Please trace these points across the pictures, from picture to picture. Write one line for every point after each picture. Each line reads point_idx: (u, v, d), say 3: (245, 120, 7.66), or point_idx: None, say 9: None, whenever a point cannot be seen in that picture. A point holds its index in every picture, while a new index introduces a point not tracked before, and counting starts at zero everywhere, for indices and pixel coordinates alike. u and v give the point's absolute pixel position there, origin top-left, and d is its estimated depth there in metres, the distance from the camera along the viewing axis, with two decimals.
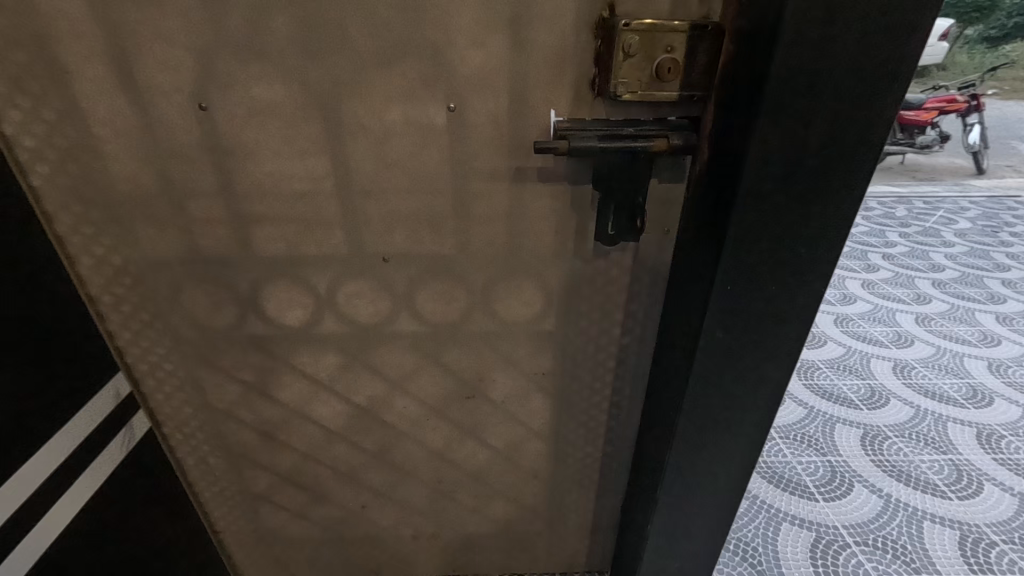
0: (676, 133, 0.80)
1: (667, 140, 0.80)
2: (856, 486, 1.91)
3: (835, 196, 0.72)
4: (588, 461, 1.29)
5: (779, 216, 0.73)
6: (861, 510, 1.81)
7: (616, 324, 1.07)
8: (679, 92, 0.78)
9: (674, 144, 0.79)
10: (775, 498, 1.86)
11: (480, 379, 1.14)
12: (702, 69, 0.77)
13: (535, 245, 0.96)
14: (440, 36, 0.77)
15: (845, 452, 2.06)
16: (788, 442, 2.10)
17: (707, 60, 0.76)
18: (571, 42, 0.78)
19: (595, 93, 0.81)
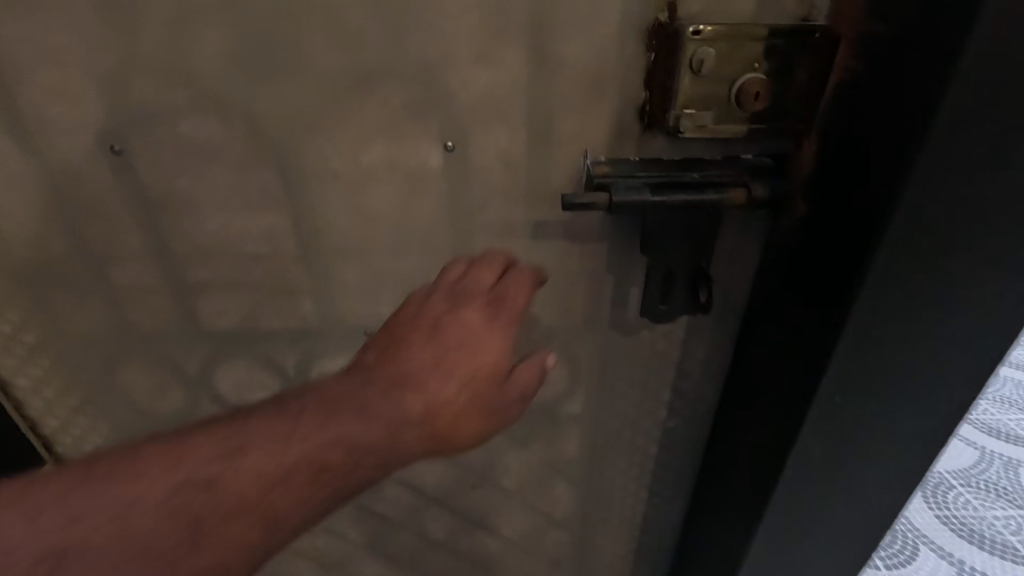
0: (756, 181, 0.58)
1: (747, 191, 0.57)
2: None
3: (995, 279, 0.53)
4: (621, 553, 1.07)
5: (913, 302, 0.54)
6: None
7: (660, 405, 0.86)
8: (764, 125, 0.56)
9: (756, 196, 0.57)
10: None
11: (491, 466, 0.93)
12: (798, 92, 0.54)
13: (560, 315, 0.75)
14: (432, 51, 0.56)
15: None
16: None
17: (809, 81, 0.54)
18: (614, 58, 0.56)
19: (646, 125, 0.59)
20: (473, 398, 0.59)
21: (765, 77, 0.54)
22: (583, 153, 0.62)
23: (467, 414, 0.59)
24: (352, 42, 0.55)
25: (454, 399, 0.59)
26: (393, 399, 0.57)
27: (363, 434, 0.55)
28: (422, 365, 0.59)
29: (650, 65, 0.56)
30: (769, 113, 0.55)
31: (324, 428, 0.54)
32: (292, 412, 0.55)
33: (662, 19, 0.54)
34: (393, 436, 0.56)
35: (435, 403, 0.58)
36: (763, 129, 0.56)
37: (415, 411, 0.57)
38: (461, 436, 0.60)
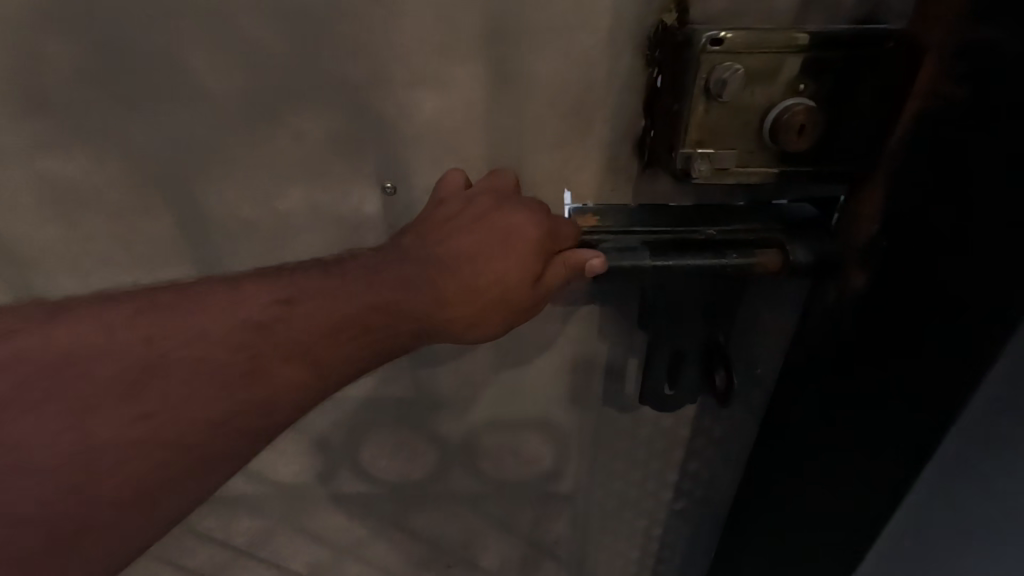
0: (795, 242, 0.42)
1: (783, 255, 0.42)
2: None
3: None
4: None
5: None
6: None
7: (664, 485, 0.71)
8: (808, 167, 0.41)
9: (796, 263, 0.42)
10: None
11: (466, 544, 0.80)
12: (852, 124, 0.40)
13: (542, 389, 0.61)
14: (361, 69, 0.41)
15: None
16: None
17: (869, 108, 0.39)
18: (602, 78, 0.42)
19: (645, 163, 0.45)
20: (510, 298, 0.41)
21: (811, 104, 0.39)
22: (564, 198, 0.47)
23: (500, 300, 0.41)
24: (250, 59, 0.41)
25: (480, 295, 0.41)
26: (417, 259, 0.41)
27: (368, 310, 0.39)
28: (452, 252, 0.41)
29: (651, 86, 0.42)
30: (813, 152, 0.40)
31: (318, 328, 0.38)
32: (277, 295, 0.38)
33: (667, 24, 0.39)
34: (415, 308, 0.40)
35: (471, 281, 0.41)
36: (805, 172, 0.41)
37: (439, 294, 0.41)
38: (487, 318, 0.42)
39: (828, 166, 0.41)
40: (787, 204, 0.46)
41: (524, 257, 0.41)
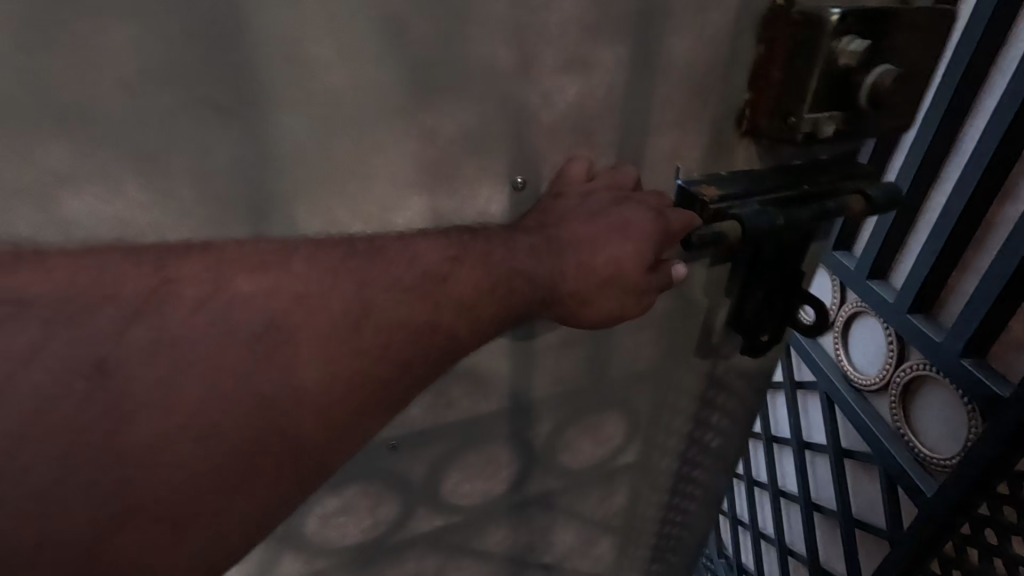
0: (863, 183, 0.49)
1: (865, 197, 0.50)
2: None
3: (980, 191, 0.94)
4: None
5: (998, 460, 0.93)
6: None
7: (707, 431, 0.78)
8: (881, 125, 0.47)
9: (876, 202, 0.50)
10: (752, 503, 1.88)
11: (532, 548, 0.78)
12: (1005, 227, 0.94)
13: (627, 366, 0.62)
14: (512, 53, 0.37)
15: None
16: None
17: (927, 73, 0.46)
18: (724, 55, 0.44)
19: (744, 131, 0.48)
20: (624, 280, 0.41)
21: (943, 232, 1.01)
22: (674, 172, 0.49)
23: (616, 282, 0.41)
24: (387, 43, 0.34)
25: (595, 275, 0.41)
26: (546, 240, 0.40)
27: (516, 277, 0.38)
28: (578, 236, 0.40)
29: (761, 58, 0.45)
30: (904, 105, 0.46)
31: (473, 301, 0.36)
32: (445, 252, 0.36)
33: (779, 3, 0.43)
34: (545, 286, 0.39)
35: (590, 264, 0.40)
36: (893, 123, 0.47)
37: (564, 274, 0.40)
38: (594, 301, 0.42)
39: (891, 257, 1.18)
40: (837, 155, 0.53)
41: (643, 248, 0.41)
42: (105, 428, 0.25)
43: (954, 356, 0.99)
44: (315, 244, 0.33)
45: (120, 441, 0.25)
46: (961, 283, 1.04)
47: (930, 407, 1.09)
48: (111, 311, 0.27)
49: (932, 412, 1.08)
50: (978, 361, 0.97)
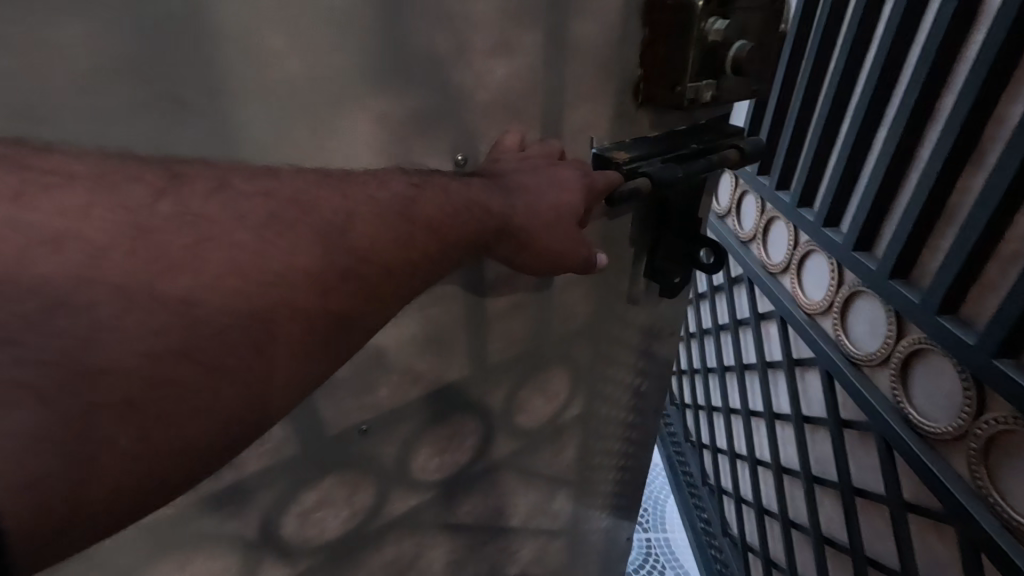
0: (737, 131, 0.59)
1: (740, 151, 0.59)
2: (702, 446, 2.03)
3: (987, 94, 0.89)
4: (607, 529, 1.09)
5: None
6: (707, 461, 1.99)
7: (642, 376, 0.87)
8: (747, 90, 0.57)
9: (748, 156, 0.59)
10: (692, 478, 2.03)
11: (501, 512, 0.82)
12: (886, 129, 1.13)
13: (565, 322, 0.69)
14: (444, 40, 0.41)
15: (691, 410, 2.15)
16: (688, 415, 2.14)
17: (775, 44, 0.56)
18: (616, 34, 0.51)
19: (640, 102, 0.56)
20: (562, 226, 0.46)
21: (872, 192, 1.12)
22: (589, 142, 0.56)
23: (556, 225, 0.46)
24: (336, 39, 0.37)
25: (541, 217, 0.45)
26: (498, 185, 0.43)
27: (471, 206, 0.41)
28: (521, 189, 0.44)
29: (647, 40, 0.53)
30: (761, 71, 0.56)
31: (444, 217, 0.39)
32: (406, 179, 0.39)
33: None
34: (497, 223, 0.42)
35: (535, 208, 0.44)
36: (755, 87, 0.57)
37: (512, 214, 0.43)
38: (545, 241, 0.45)
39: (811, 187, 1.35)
40: (715, 119, 0.63)
41: (572, 203, 0.46)
42: (143, 329, 0.27)
43: (885, 280, 1.09)
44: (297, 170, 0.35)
45: (155, 321, 0.28)
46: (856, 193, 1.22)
47: (870, 325, 1.18)
48: (126, 245, 0.28)
49: (934, 383, 1.01)
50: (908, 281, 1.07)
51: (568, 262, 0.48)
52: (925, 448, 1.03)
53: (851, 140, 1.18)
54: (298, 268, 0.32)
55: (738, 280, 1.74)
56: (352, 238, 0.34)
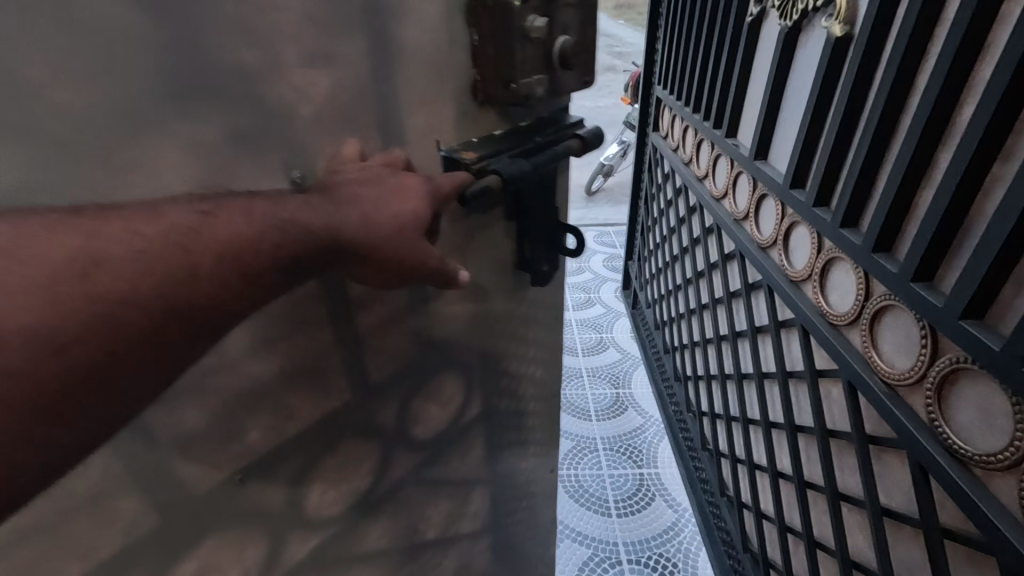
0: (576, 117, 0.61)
1: (580, 138, 0.62)
2: (658, 500, 1.87)
3: None
4: (534, 516, 1.11)
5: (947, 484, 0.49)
6: (663, 520, 1.80)
7: (536, 364, 0.89)
8: (579, 81, 0.60)
9: (588, 141, 0.63)
10: (658, 510, 1.83)
11: (415, 529, 0.81)
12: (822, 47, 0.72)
13: (445, 325, 0.69)
14: (251, 55, 0.39)
15: (662, 459, 2.00)
16: (608, 455, 2.02)
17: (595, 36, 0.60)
18: (444, 37, 0.51)
19: (480, 100, 0.56)
20: (404, 238, 0.44)
21: (812, 111, 0.70)
22: (437, 145, 0.55)
23: (395, 238, 0.44)
24: (113, 60, 0.33)
25: (376, 229, 0.43)
26: (331, 200, 0.41)
27: (280, 228, 0.37)
28: (357, 205, 0.42)
29: (474, 41, 0.53)
30: (587, 62, 0.59)
31: (237, 241, 0.35)
32: (194, 208, 0.34)
33: None
34: (319, 239, 0.40)
35: (368, 220, 0.42)
36: (585, 78, 0.60)
37: (338, 230, 0.41)
38: (383, 254, 0.44)
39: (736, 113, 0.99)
40: (555, 108, 0.65)
41: (415, 213, 0.45)
42: None
43: (834, 230, 0.64)
44: (51, 215, 0.30)
45: None
46: (790, 112, 0.80)
47: (801, 251, 0.75)
48: None
49: (846, 278, 0.65)
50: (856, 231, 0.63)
51: (428, 271, 0.47)
52: (890, 391, 0.57)
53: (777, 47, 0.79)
54: (46, 323, 0.29)
55: (712, 232, 1.12)
56: (109, 282, 0.31)
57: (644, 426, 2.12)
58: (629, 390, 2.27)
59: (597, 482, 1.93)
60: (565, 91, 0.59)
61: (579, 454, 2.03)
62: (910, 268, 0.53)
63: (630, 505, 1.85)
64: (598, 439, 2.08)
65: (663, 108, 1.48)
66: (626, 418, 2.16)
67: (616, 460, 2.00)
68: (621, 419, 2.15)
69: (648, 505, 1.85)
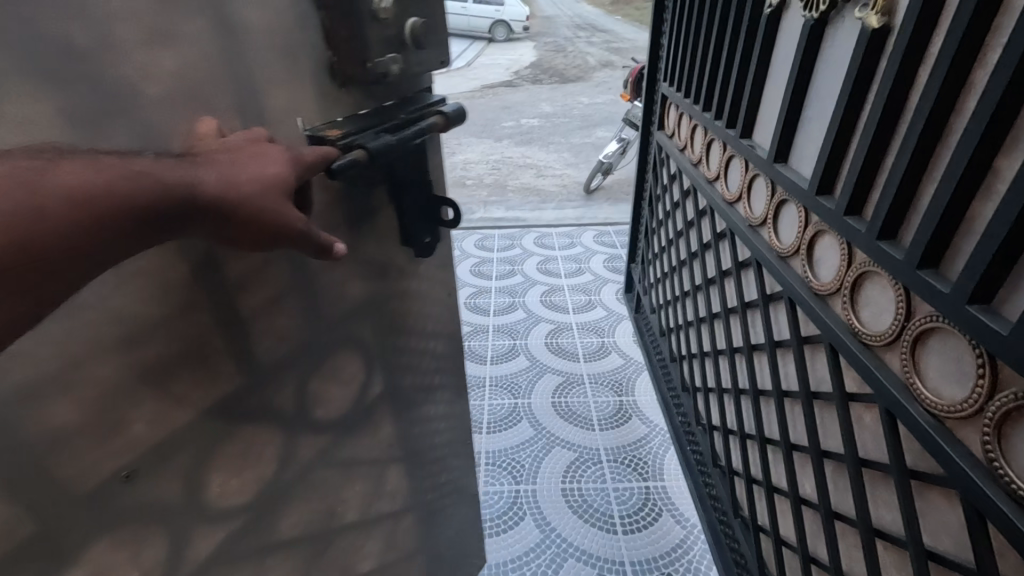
0: (436, 92, 0.64)
1: (443, 112, 0.64)
2: (665, 516, 1.81)
3: None
4: (454, 492, 1.14)
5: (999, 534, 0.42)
6: (672, 536, 1.75)
7: (437, 341, 0.94)
8: (435, 59, 0.64)
9: (452, 114, 0.64)
10: (661, 525, 1.78)
11: (332, 513, 0.82)
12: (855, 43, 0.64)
13: (334, 305, 0.70)
14: (81, 31, 0.39)
15: (669, 473, 1.96)
16: (613, 465, 1.99)
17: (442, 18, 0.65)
18: (294, 18, 0.53)
19: (340, 82, 0.59)
20: (270, 195, 0.47)
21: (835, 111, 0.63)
22: (300, 126, 0.57)
23: (263, 194, 0.47)
24: None
25: (242, 185, 0.45)
26: (187, 161, 0.43)
27: (138, 176, 0.38)
28: (219, 168, 0.44)
29: (325, 22, 0.55)
30: (439, 42, 0.63)
31: (91, 183, 0.36)
32: (36, 156, 0.35)
33: None
34: (184, 190, 0.41)
35: (233, 177, 0.45)
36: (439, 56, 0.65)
37: (203, 184, 0.42)
38: (253, 208, 0.46)
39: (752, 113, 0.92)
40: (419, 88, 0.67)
41: (280, 176, 0.49)
42: None
43: (869, 241, 0.56)
44: None
45: None
46: (816, 109, 0.72)
47: (827, 261, 0.67)
48: None
49: (883, 294, 0.56)
50: (897, 245, 0.54)
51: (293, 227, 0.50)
52: (942, 429, 0.48)
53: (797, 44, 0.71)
54: None
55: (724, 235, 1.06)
56: None
57: (649, 435, 2.12)
58: (634, 398, 2.29)
59: (603, 496, 1.87)
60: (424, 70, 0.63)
61: (584, 467, 1.99)
62: (961, 287, 0.44)
63: (637, 521, 1.79)
64: (603, 451, 2.05)
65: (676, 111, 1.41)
66: (631, 428, 2.15)
67: (621, 473, 1.96)
68: (625, 428, 2.15)
69: (656, 519, 1.80)
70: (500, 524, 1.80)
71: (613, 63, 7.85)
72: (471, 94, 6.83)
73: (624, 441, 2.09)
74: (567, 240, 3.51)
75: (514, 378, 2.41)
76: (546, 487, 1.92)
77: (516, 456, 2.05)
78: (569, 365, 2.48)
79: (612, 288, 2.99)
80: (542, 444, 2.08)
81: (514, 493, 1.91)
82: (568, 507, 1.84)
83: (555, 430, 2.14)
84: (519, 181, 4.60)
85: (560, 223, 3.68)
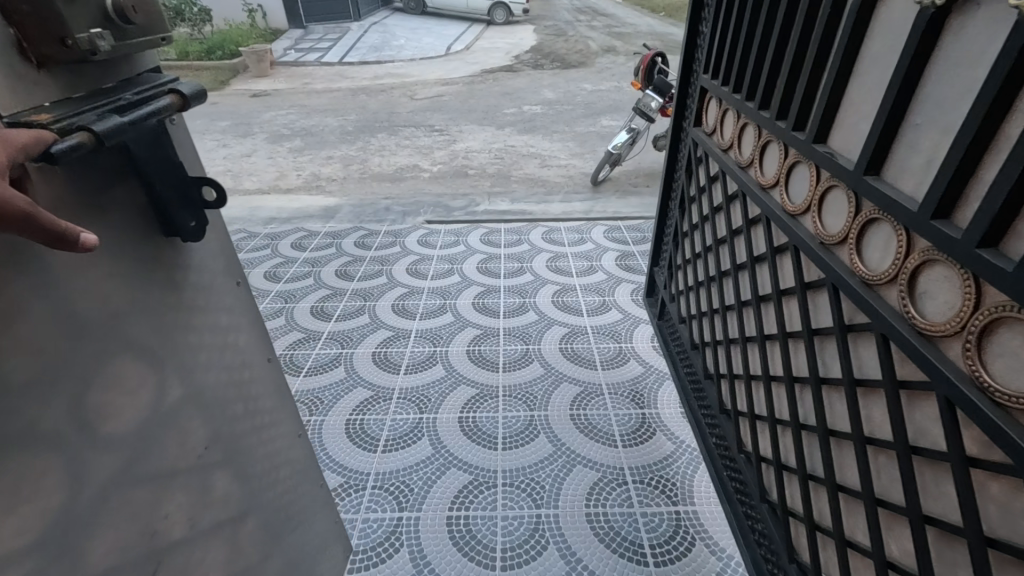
0: (164, 74, 0.67)
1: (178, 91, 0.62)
2: (698, 546, 1.78)
3: None
4: (294, 481, 1.11)
5: None
6: (709, 567, 1.71)
7: (237, 335, 0.92)
8: (150, 36, 0.62)
9: (189, 92, 0.61)
10: (696, 556, 1.74)
11: (153, 530, 0.74)
12: (983, 49, 0.67)
13: (96, 307, 0.64)
14: None
15: (698, 497, 1.94)
16: (639, 488, 1.97)
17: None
18: None
19: (38, 65, 0.54)
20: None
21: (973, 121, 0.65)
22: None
23: None
24: None
25: None
26: None
27: None
28: None
29: None
30: (148, 17, 0.61)
31: None
32: None
33: None
34: None
35: None
36: (154, 33, 0.62)
37: None
38: None
39: (830, 112, 0.95)
40: (135, 72, 0.65)
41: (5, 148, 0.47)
42: None
43: (1005, 285, 0.60)
44: None
45: None
46: (928, 132, 0.76)
47: (937, 297, 0.72)
48: None
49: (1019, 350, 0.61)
50: None
51: None
52: None
53: (914, 41, 0.74)
54: None
55: (783, 250, 1.11)
56: None
57: (674, 454, 2.11)
58: (655, 411, 2.30)
59: (631, 523, 1.84)
60: (139, 48, 0.61)
61: (609, 488, 1.97)
62: None
63: (669, 551, 1.76)
64: (627, 472, 2.03)
65: (724, 108, 1.46)
66: (655, 445, 2.15)
67: (649, 497, 1.93)
68: (650, 445, 2.15)
69: (690, 549, 1.76)
70: (524, 551, 1.75)
71: (614, 49, 7.70)
72: (469, 79, 6.79)
73: (649, 460, 2.08)
74: (577, 235, 3.69)
75: (528, 389, 2.42)
76: (571, 511, 1.89)
77: (536, 475, 2.02)
78: (587, 374, 2.50)
79: (624, 288, 3.13)
80: (562, 463, 2.07)
81: (537, 518, 1.87)
82: (595, 535, 1.80)
83: (576, 447, 2.13)
84: (517, 177, 4.69)
85: (568, 227, 3.80)
